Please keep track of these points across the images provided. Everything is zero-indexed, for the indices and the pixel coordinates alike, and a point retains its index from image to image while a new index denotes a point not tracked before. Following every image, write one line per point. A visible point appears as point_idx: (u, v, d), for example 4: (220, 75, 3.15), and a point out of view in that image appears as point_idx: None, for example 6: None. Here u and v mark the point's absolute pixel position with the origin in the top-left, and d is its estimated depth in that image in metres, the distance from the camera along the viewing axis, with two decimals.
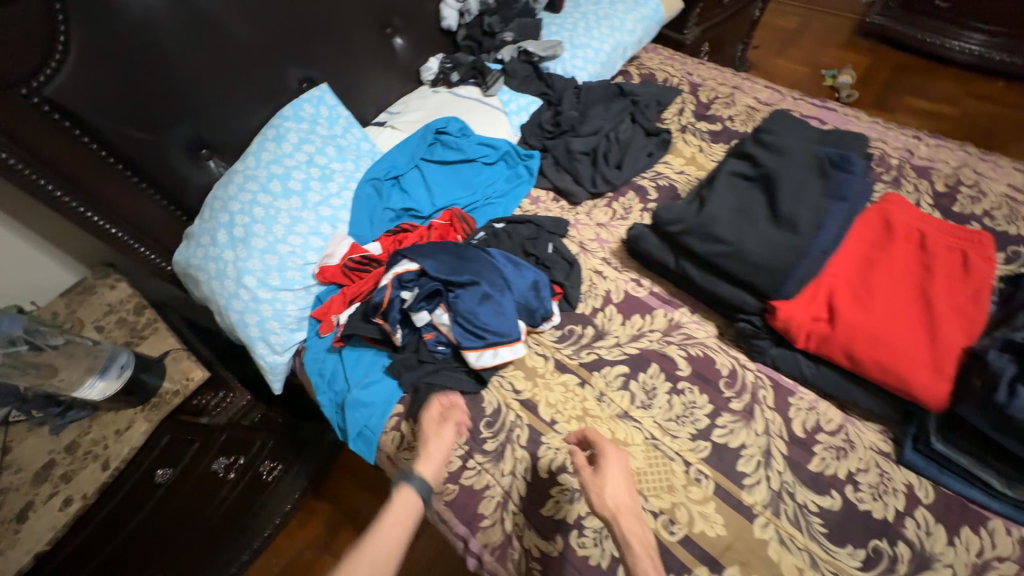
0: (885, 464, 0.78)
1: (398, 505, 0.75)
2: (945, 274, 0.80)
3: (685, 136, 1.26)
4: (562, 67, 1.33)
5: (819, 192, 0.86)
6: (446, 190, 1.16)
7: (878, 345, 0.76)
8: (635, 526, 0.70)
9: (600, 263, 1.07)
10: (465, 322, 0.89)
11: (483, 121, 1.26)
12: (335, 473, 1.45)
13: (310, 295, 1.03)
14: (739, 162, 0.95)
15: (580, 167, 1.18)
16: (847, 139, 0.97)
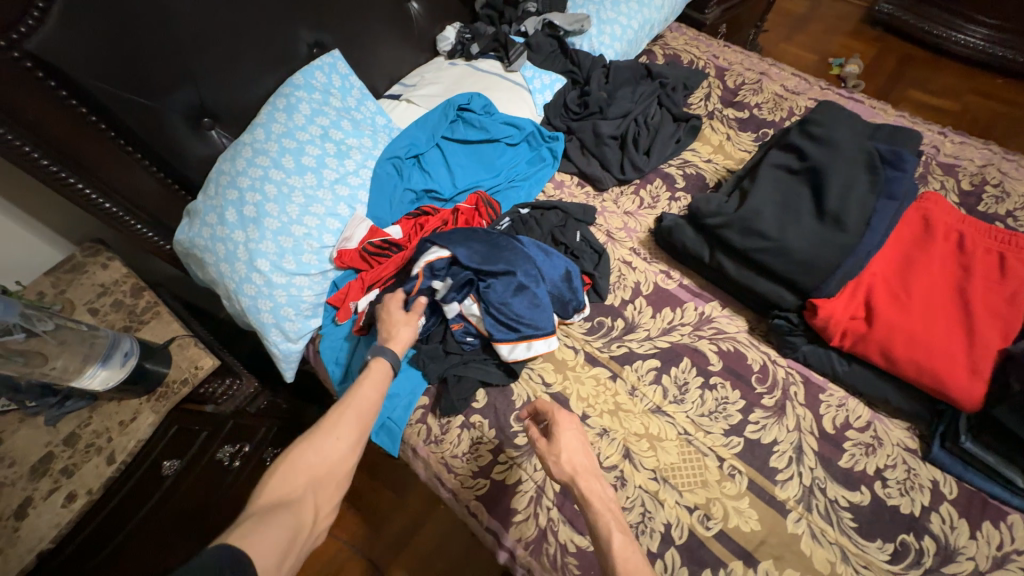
0: (913, 461, 0.80)
1: (370, 371, 0.72)
2: (983, 277, 0.80)
3: (713, 123, 1.23)
4: (589, 43, 1.26)
5: (868, 189, 0.84)
6: (468, 172, 1.11)
7: (918, 347, 0.76)
8: (596, 490, 0.67)
9: (628, 253, 1.04)
10: (500, 313, 0.86)
11: (506, 98, 1.20)
12: None
13: (326, 280, 0.97)
14: (782, 155, 0.93)
15: (608, 153, 1.13)
16: (901, 135, 0.93)
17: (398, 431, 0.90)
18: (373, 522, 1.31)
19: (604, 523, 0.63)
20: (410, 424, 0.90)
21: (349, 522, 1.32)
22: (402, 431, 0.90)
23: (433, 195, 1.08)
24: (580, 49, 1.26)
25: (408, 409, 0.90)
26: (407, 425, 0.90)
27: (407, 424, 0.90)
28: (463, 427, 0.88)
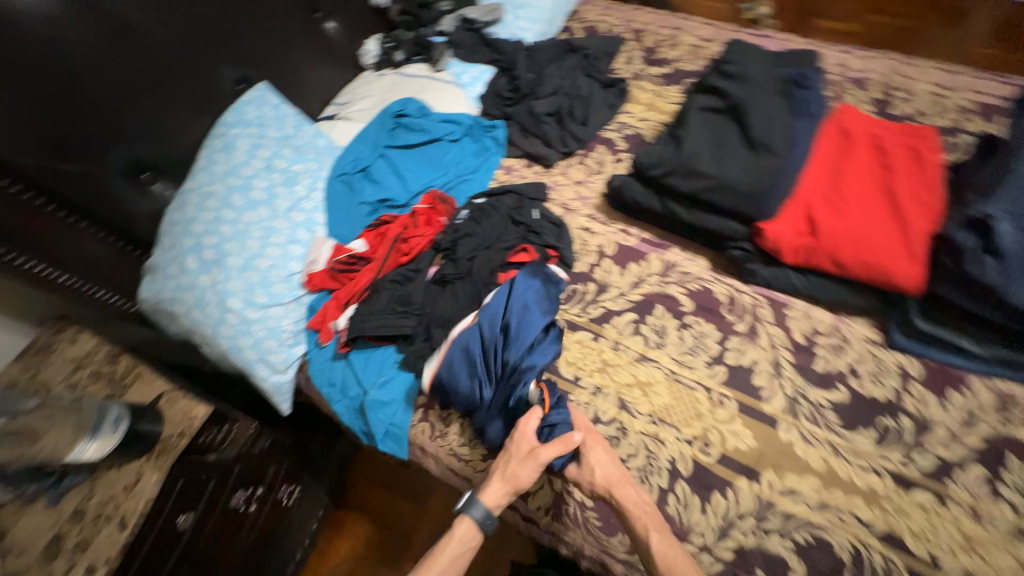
0: (878, 351, 0.87)
1: (456, 529, 0.76)
2: (904, 171, 0.87)
3: (640, 83, 1.28)
4: (507, 30, 1.30)
5: (784, 113, 0.90)
6: (418, 174, 1.13)
7: (859, 246, 0.82)
8: (635, 506, 0.74)
9: (587, 220, 1.08)
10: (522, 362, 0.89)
11: (440, 97, 1.23)
12: (354, 481, 1.43)
13: (301, 306, 0.98)
14: (705, 98, 0.98)
15: (547, 130, 1.18)
16: (804, 58, 1.01)
17: (404, 434, 0.92)
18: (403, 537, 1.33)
19: (640, 523, 0.72)
20: (414, 425, 0.92)
21: (378, 540, 1.34)
22: (408, 434, 0.92)
23: (389, 204, 1.09)
24: (499, 36, 1.29)
25: (409, 411, 0.92)
26: (411, 427, 0.92)
27: (411, 425, 0.92)
28: (464, 417, 0.90)
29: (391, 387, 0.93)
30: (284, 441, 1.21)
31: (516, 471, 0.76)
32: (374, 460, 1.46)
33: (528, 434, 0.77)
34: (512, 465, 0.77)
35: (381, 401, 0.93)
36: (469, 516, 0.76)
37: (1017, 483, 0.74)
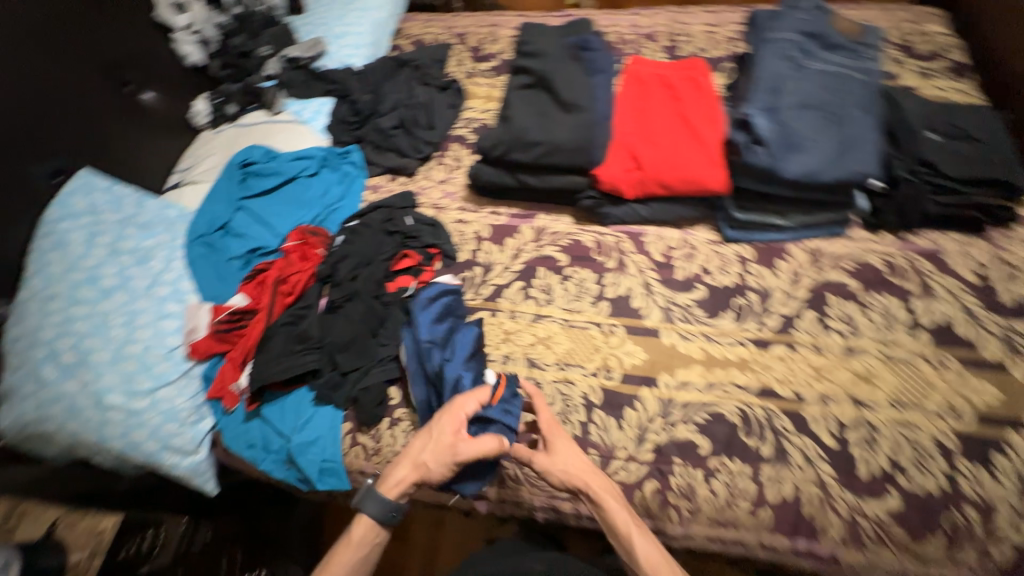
0: (719, 248, 1.02)
1: (357, 525, 0.77)
2: (690, 97, 1.04)
3: (474, 80, 1.37)
4: (334, 60, 1.34)
5: (582, 74, 1.04)
6: (283, 215, 1.12)
7: (673, 167, 0.97)
8: (613, 510, 0.75)
9: (458, 213, 1.15)
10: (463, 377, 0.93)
11: (285, 137, 1.24)
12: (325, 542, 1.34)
13: (194, 379, 0.94)
14: (515, 78, 1.09)
15: (398, 141, 1.23)
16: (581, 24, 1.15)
17: (340, 466, 0.91)
18: None
19: (616, 513, 0.74)
20: (346, 453, 0.92)
21: None
22: (344, 464, 0.92)
23: (261, 252, 1.07)
24: (328, 67, 1.33)
25: (338, 441, 0.92)
26: (345, 456, 0.92)
27: (343, 455, 0.92)
28: (392, 427, 0.92)
29: (312, 426, 0.92)
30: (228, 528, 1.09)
31: (422, 458, 0.77)
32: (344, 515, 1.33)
33: (454, 422, 0.78)
34: (420, 460, 0.77)
35: (306, 442, 0.92)
36: (362, 521, 0.77)
37: (837, 314, 0.92)
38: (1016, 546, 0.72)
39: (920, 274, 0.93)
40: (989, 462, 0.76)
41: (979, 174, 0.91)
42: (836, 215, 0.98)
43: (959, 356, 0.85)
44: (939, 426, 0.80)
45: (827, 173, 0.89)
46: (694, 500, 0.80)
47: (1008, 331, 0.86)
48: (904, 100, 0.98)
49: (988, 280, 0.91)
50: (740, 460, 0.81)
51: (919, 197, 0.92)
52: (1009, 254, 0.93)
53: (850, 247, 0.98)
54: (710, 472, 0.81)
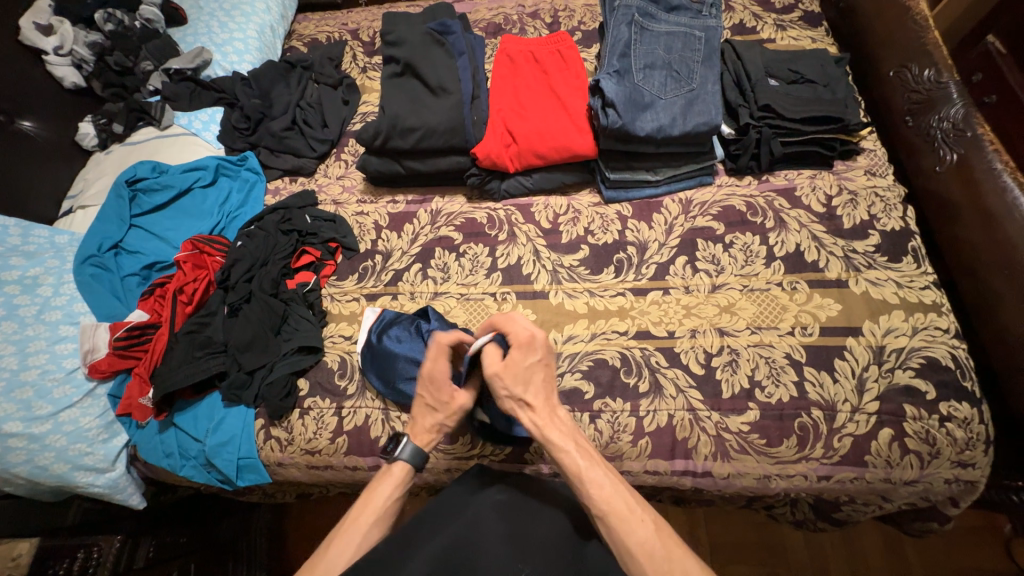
0: (600, 209, 1.08)
1: (393, 471, 0.76)
2: (557, 70, 1.09)
3: (369, 74, 1.35)
4: (221, 67, 1.34)
5: (446, 57, 1.10)
6: (179, 228, 1.14)
7: (544, 137, 1.03)
8: (571, 459, 0.69)
9: (358, 206, 1.17)
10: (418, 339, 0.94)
11: (176, 150, 1.25)
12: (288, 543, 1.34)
13: (100, 398, 0.95)
14: (387, 68, 1.14)
15: (293, 142, 1.23)
16: (442, 10, 1.21)
17: (256, 461, 0.94)
18: None
19: (569, 460, 0.69)
20: (261, 449, 0.95)
21: None
22: (262, 458, 0.95)
23: (159, 267, 1.10)
24: (217, 75, 1.33)
25: (253, 438, 0.94)
26: (261, 451, 0.94)
27: (259, 451, 0.95)
28: (303, 416, 0.95)
29: (224, 427, 0.94)
30: (176, 542, 1.07)
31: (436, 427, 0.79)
32: (307, 514, 1.37)
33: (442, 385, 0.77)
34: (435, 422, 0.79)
35: (219, 444, 0.94)
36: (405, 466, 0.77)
37: (704, 257, 0.99)
38: (850, 435, 0.82)
39: (775, 211, 1.01)
40: (831, 368, 0.86)
41: (812, 113, 1.00)
42: (701, 165, 1.06)
43: (808, 279, 0.94)
44: (789, 343, 0.89)
45: (677, 127, 0.97)
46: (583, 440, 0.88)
47: (847, 252, 0.96)
48: (745, 52, 1.08)
49: (832, 209, 1.00)
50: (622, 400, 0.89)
51: (765, 139, 1.01)
52: (850, 183, 1.02)
53: (716, 193, 1.06)
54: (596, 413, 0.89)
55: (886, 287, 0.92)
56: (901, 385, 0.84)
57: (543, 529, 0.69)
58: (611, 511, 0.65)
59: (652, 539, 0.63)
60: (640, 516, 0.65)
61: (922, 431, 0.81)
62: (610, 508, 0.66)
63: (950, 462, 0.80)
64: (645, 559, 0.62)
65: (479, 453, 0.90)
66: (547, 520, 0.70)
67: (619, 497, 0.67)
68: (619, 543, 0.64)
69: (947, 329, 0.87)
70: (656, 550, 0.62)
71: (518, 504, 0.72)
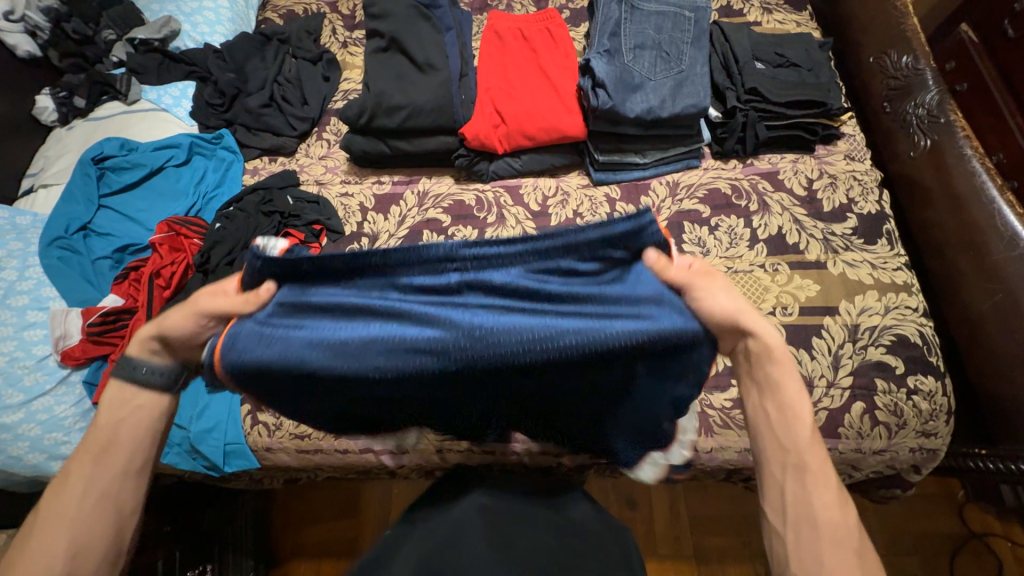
0: (589, 191, 1.08)
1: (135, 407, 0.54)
2: (547, 48, 1.08)
3: (350, 49, 1.30)
4: (191, 39, 1.27)
5: (431, 32, 1.07)
6: (152, 210, 1.09)
7: (534, 118, 1.02)
8: (797, 405, 0.51)
9: (342, 187, 1.14)
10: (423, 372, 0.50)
11: (146, 127, 1.18)
12: (277, 527, 1.34)
13: (75, 386, 0.91)
14: (370, 42, 1.10)
15: (271, 120, 1.18)
16: None
17: (244, 447, 0.94)
18: (348, 551, 1.30)
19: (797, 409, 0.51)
20: (249, 434, 0.94)
21: (330, 566, 1.29)
22: (250, 444, 0.94)
23: (132, 250, 1.05)
24: (187, 47, 1.26)
25: (239, 424, 0.94)
26: (248, 436, 0.94)
27: (246, 436, 0.94)
28: None
29: (208, 414, 0.94)
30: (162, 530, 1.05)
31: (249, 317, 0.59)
32: (293, 501, 1.37)
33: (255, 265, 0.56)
34: None
35: (203, 431, 0.93)
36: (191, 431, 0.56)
37: (690, 239, 1.01)
38: (826, 409, 0.86)
39: (759, 194, 1.04)
40: (809, 346, 0.90)
41: (796, 97, 1.02)
42: (688, 149, 1.07)
43: (789, 261, 0.97)
44: (770, 322, 0.92)
45: (667, 109, 0.98)
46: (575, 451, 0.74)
47: (826, 234, 0.99)
48: (733, 34, 1.09)
49: (814, 192, 1.03)
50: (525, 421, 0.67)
51: (751, 122, 1.02)
52: (831, 167, 1.05)
53: (702, 176, 1.07)
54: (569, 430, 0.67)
55: (862, 268, 0.95)
56: (873, 361, 0.88)
57: (537, 539, 0.65)
58: (814, 472, 0.49)
59: (846, 523, 0.48)
60: (843, 497, 0.49)
61: (891, 404, 0.86)
62: (819, 474, 0.49)
63: (915, 432, 0.86)
64: (830, 543, 0.46)
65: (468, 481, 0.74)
66: (539, 532, 0.67)
67: (827, 469, 0.49)
68: (801, 511, 0.48)
69: (916, 308, 0.92)
70: (850, 544, 0.47)
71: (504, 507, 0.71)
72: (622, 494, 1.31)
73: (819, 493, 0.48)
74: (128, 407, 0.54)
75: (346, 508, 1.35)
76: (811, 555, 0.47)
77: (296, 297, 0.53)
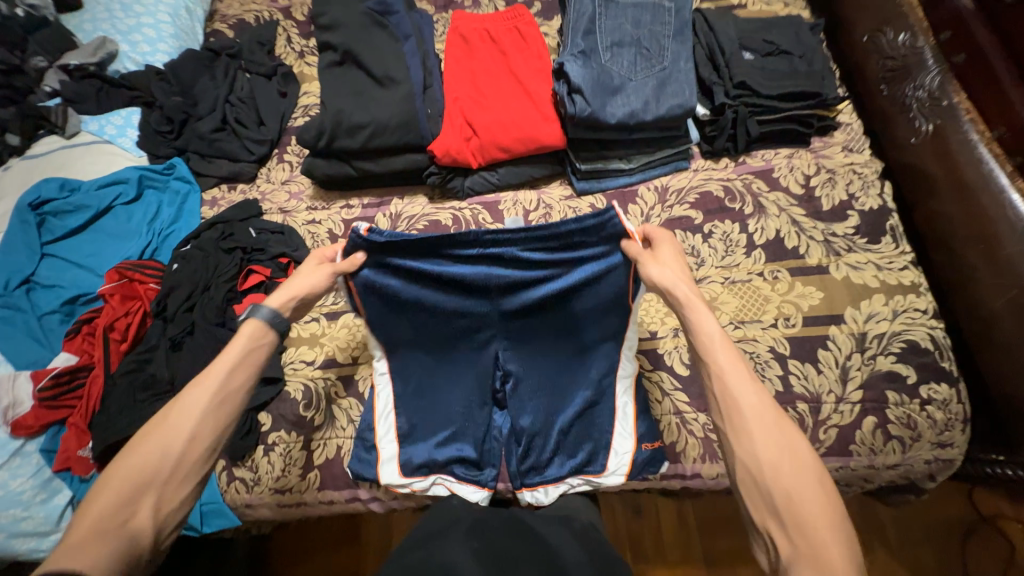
0: (573, 203, 1.00)
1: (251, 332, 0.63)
2: (516, 50, 0.99)
3: (307, 59, 1.20)
4: (131, 60, 1.17)
5: (389, 41, 0.99)
6: (101, 254, 1.01)
7: (508, 128, 0.94)
8: (704, 324, 0.58)
9: (308, 214, 1.05)
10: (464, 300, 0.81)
11: (89, 163, 1.09)
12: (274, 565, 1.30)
13: (31, 456, 0.85)
14: (324, 55, 1.01)
15: (226, 145, 1.09)
16: None
17: (222, 505, 0.88)
18: None
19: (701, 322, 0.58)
20: (225, 491, 0.88)
21: None
22: (228, 502, 0.88)
23: (82, 300, 0.96)
24: (127, 70, 1.17)
25: (214, 482, 0.88)
26: (225, 494, 0.88)
27: (223, 493, 0.88)
28: (268, 453, 0.88)
29: None
30: None
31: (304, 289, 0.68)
32: (289, 534, 1.32)
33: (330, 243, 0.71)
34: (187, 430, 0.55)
35: None
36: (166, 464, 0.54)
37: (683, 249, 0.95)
38: (836, 426, 0.81)
39: (754, 195, 0.97)
40: (815, 359, 0.85)
41: (788, 88, 0.94)
42: (676, 150, 1.00)
43: (789, 267, 0.91)
44: (773, 336, 0.87)
45: (650, 111, 0.90)
46: (558, 433, 0.83)
47: (827, 235, 0.93)
48: (717, 22, 1.01)
49: (812, 189, 0.96)
50: (518, 376, 0.85)
51: (742, 119, 0.95)
52: (828, 161, 0.98)
53: (693, 178, 1.00)
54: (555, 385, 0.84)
55: (867, 271, 0.89)
56: (884, 372, 0.83)
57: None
58: (730, 371, 0.55)
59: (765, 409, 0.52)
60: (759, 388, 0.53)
61: (904, 416, 0.81)
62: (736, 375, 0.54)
63: (929, 443, 0.81)
64: (756, 430, 0.51)
65: (456, 458, 0.84)
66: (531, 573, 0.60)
67: (739, 366, 0.55)
68: (728, 409, 0.53)
69: (925, 309, 0.86)
70: (773, 423, 0.51)
71: (495, 551, 0.64)
72: (628, 503, 1.27)
73: (737, 387, 0.53)
74: (253, 343, 0.63)
75: (344, 540, 1.30)
76: (743, 440, 0.51)
77: (382, 261, 0.76)
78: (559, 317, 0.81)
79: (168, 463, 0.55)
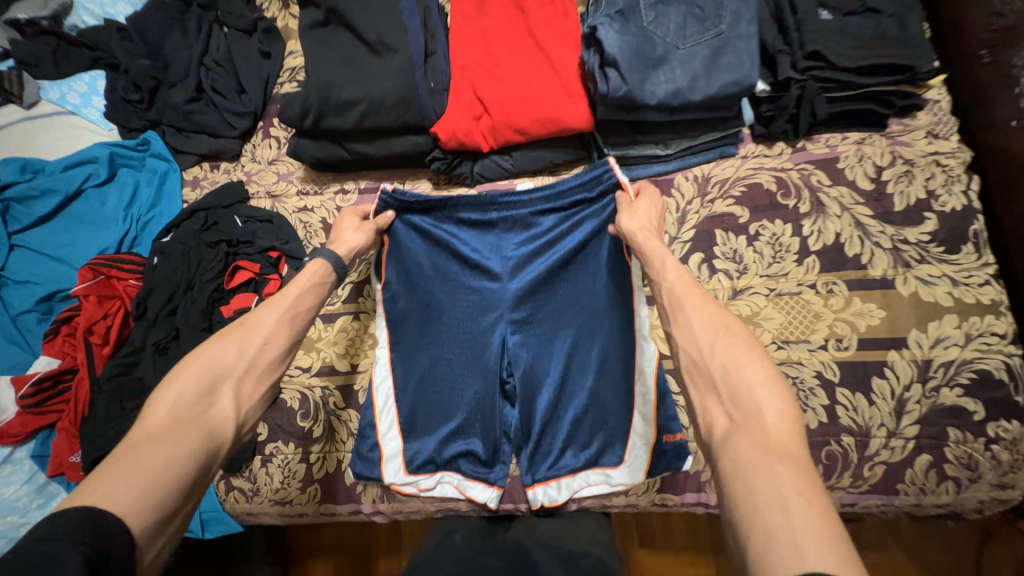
0: None
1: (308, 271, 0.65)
2: (537, 5, 0.82)
3: (292, 12, 1.03)
4: (88, 12, 1.02)
5: None
6: (76, 244, 0.92)
7: (526, 106, 0.79)
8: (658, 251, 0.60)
9: (298, 200, 0.93)
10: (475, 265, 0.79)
11: (54, 139, 0.98)
12: None
13: (22, 463, 0.82)
14: (306, 13, 0.86)
15: (203, 118, 0.96)
16: None
17: (222, 514, 0.85)
18: None
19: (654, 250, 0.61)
20: (224, 500, 0.85)
21: None
22: (228, 510, 0.85)
23: (60, 296, 0.89)
24: (86, 25, 1.01)
25: (212, 491, 0.84)
26: (225, 503, 0.85)
27: (222, 502, 0.85)
28: (266, 464, 0.84)
29: None
30: None
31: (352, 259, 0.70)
32: None
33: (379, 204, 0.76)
34: None
35: None
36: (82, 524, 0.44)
37: (723, 252, 0.83)
38: (883, 463, 0.73)
39: (812, 190, 0.82)
40: (867, 388, 0.75)
41: (868, 59, 0.77)
42: (723, 133, 0.84)
43: (847, 279, 0.79)
44: (821, 360, 0.76)
45: (698, 88, 0.75)
46: (570, 422, 0.75)
47: (897, 242, 0.79)
48: None
49: (882, 185, 0.81)
50: (530, 368, 0.77)
51: (808, 96, 0.79)
52: (907, 149, 0.82)
53: (740, 167, 0.85)
54: (566, 373, 0.76)
55: (940, 286, 0.77)
56: (946, 406, 0.73)
57: None
58: (679, 285, 0.55)
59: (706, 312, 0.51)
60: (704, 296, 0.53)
61: (965, 456, 0.71)
62: (684, 289, 0.54)
63: (990, 484, 0.70)
64: (695, 324, 0.50)
65: (462, 453, 0.77)
66: None
67: (688, 280, 0.55)
68: (675, 310, 0.53)
69: (1005, 334, 0.74)
70: (716, 312, 0.51)
71: None
72: None
73: (685, 297, 0.53)
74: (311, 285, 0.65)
75: None
76: (687, 335, 0.50)
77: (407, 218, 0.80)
78: (566, 291, 0.78)
79: (243, 359, 0.56)
